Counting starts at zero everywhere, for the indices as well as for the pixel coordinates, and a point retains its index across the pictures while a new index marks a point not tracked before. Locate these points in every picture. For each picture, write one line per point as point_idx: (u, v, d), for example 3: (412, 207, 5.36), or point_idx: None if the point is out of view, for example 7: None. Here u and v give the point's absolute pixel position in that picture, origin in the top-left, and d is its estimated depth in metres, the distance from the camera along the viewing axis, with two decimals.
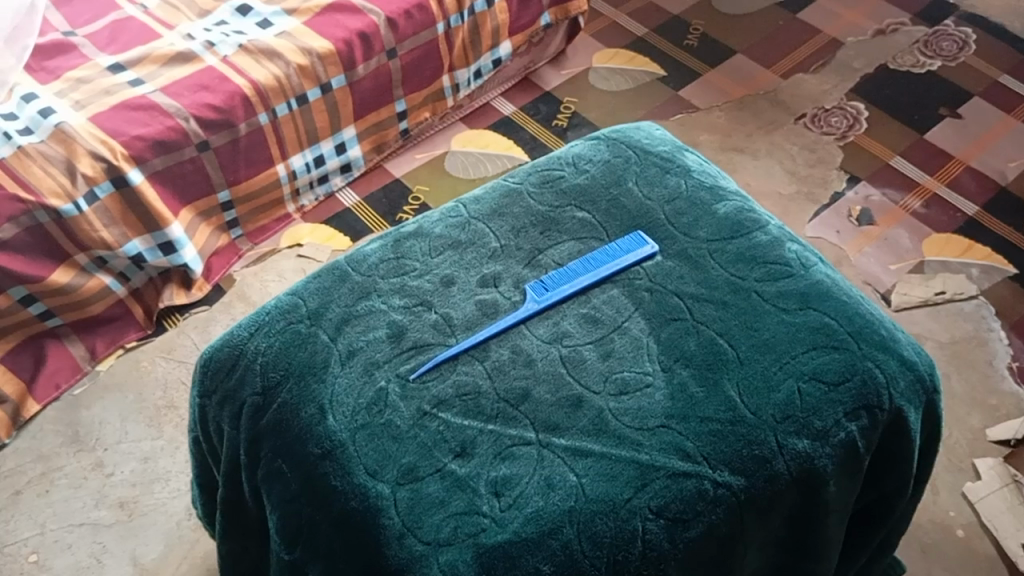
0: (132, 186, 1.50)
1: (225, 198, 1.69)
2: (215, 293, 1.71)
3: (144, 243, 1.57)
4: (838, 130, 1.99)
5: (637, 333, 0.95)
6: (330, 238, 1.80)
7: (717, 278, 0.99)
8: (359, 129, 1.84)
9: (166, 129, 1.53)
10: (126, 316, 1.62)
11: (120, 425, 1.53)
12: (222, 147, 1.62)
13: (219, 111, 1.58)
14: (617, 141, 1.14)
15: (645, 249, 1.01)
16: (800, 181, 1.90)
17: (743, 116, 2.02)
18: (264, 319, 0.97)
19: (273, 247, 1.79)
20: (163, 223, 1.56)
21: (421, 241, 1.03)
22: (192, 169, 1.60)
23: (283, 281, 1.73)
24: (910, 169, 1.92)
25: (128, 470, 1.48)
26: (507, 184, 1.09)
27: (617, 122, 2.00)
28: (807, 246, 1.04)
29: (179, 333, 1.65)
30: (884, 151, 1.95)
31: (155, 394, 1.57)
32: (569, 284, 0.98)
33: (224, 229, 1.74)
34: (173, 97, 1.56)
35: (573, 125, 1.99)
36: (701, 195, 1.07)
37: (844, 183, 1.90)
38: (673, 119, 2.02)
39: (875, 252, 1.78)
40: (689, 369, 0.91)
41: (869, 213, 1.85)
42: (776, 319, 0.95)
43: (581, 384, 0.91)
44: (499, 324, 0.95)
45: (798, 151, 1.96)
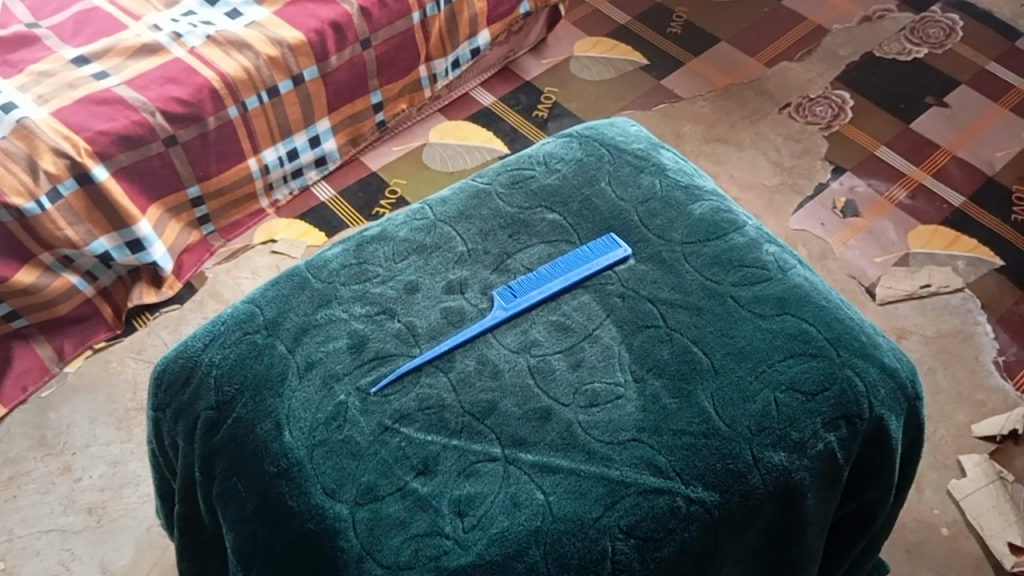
0: (97, 182, 1.45)
1: (195, 193, 1.63)
2: (186, 292, 1.65)
3: (111, 241, 1.51)
4: (823, 120, 1.95)
5: (608, 341, 0.91)
6: (305, 233, 1.74)
7: (692, 282, 0.95)
8: (333, 122, 1.78)
9: (131, 123, 1.48)
10: (94, 316, 1.56)
11: (89, 428, 1.48)
12: (191, 141, 1.57)
13: (186, 104, 1.53)
14: (590, 138, 1.09)
15: (617, 253, 0.97)
16: (784, 172, 1.87)
17: (728, 106, 1.98)
18: (219, 330, 0.94)
19: (247, 243, 1.73)
20: (130, 220, 1.51)
21: (384, 245, 0.99)
22: (160, 164, 1.55)
23: (257, 278, 1.67)
24: (896, 159, 1.88)
25: (98, 474, 1.43)
26: (475, 184, 1.05)
27: (599, 113, 1.96)
28: (786, 247, 1.01)
29: (150, 332, 1.59)
30: (869, 142, 1.91)
31: (125, 395, 1.51)
32: (538, 290, 0.94)
33: (196, 225, 1.67)
34: (139, 91, 1.51)
35: (554, 115, 1.95)
36: (676, 194, 1.03)
37: (828, 174, 1.87)
38: (657, 110, 1.97)
39: (860, 244, 1.75)
40: (662, 379, 0.88)
41: (855, 204, 1.81)
42: (752, 325, 0.92)
43: (549, 396, 0.87)
44: (464, 333, 0.91)
45: (783, 141, 1.92)
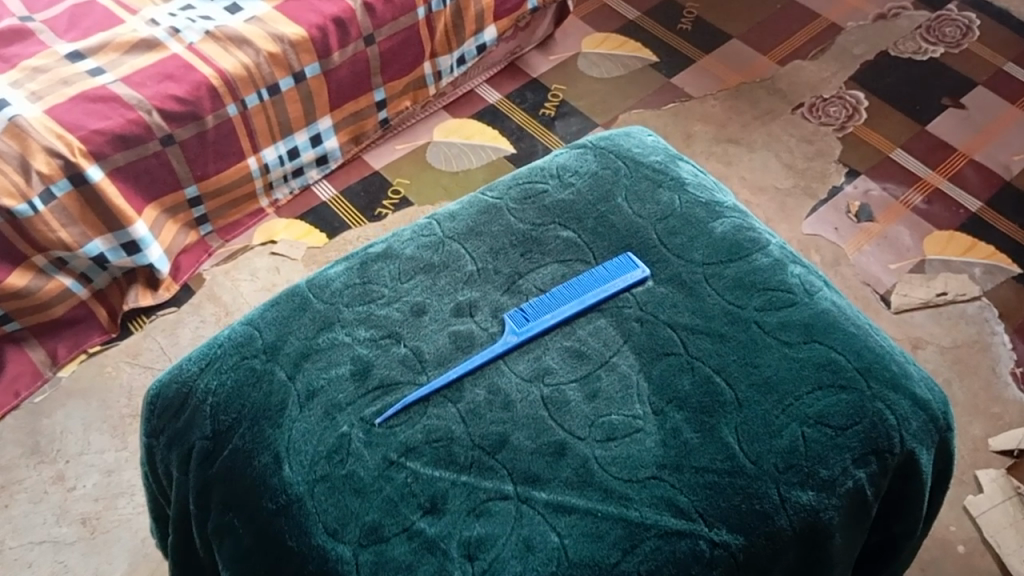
0: (91, 183, 1.40)
1: (193, 193, 1.58)
2: (184, 293, 1.59)
3: (106, 243, 1.46)
4: (837, 121, 1.89)
5: (625, 370, 0.86)
6: (305, 234, 1.68)
7: (714, 306, 0.90)
8: (335, 120, 1.72)
9: (128, 122, 1.43)
10: (89, 318, 1.51)
11: (83, 435, 1.43)
12: (188, 141, 1.51)
13: (184, 102, 1.47)
14: (606, 149, 1.04)
15: (634, 273, 0.92)
16: (797, 175, 1.81)
17: (738, 106, 1.93)
18: (216, 353, 0.89)
19: (246, 244, 1.67)
20: (126, 221, 1.45)
21: (390, 264, 0.94)
22: (157, 164, 1.49)
23: (257, 281, 1.62)
24: (910, 162, 1.83)
25: (92, 484, 1.38)
26: (485, 198, 1.00)
27: (607, 112, 1.90)
28: (812, 267, 0.96)
29: (146, 336, 1.53)
30: (884, 143, 1.86)
31: (120, 402, 1.46)
32: (551, 314, 0.89)
33: (194, 225, 1.62)
34: (136, 88, 1.45)
35: (561, 114, 1.89)
36: (696, 211, 0.98)
37: (842, 177, 1.81)
38: (666, 109, 1.92)
39: (875, 250, 1.70)
40: (683, 412, 0.83)
41: (869, 209, 1.76)
42: (778, 354, 0.87)
43: (564, 429, 0.82)
44: (473, 360, 0.87)
45: (795, 143, 1.87)
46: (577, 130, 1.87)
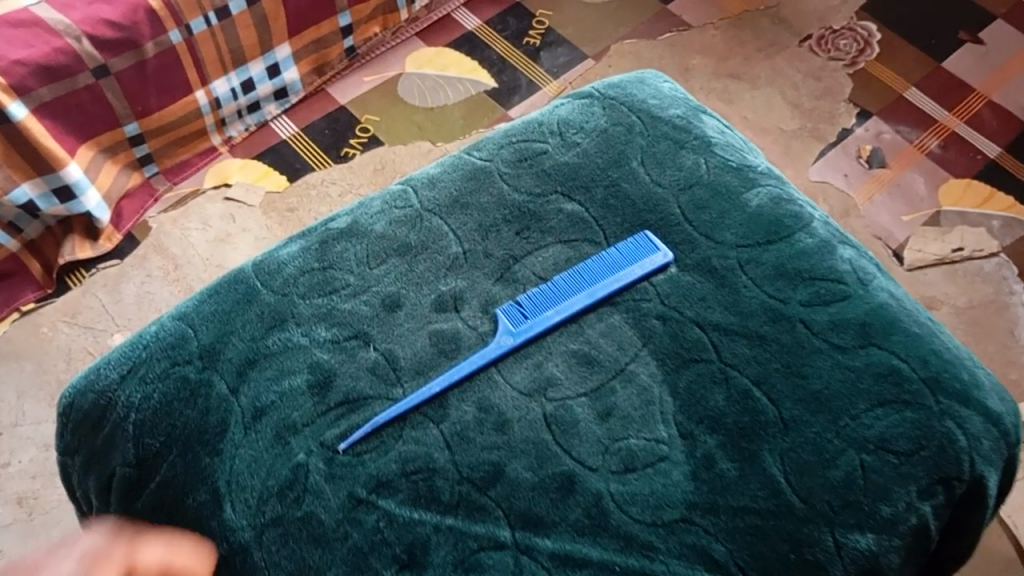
0: (13, 123, 1.09)
1: (135, 131, 1.25)
2: (128, 245, 1.26)
3: (35, 189, 1.15)
4: (847, 55, 1.53)
5: (645, 381, 0.70)
6: (263, 175, 1.33)
7: (750, 302, 0.74)
8: (295, 48, 1.36)
9: (52, 52, 1.11)
10: (22, 271, 1.21)
11: (16, 404, 1.14)
12: (126, 71, 1.19)
13: (118, 27, 1.15)
14: (616, 100, 0.86)
15: (654, 259, 0.75)
16: (804, 115, 1.47)
17: (741, 36, 1.56)
18: (140, 357, 0.72)
19: (196, 188, 1.32)
20: (55, 164, 1.14)
21: (355, 244, 0.76)
22: (89, 98, 1.17)
23: (209, 232, 1.27)
24: (927, 104, 1.48)
25: (28, 459, 1.11)
26: (472, 160, 0.82)
27: (598, 42, 1.53)
28: (864, 250, 0.80)
29: (85, 293, 1.22)
30: (896, 81, 1.50)
31: (58, 365, 1.16)
32: (556, 310, 0.73)
33: (137, 165, 1.28)
34: (60, 8, 1.13)
35: (547, 44, 1.51)
36: (727, 179, 0.81)
37: (853, 119, 1.47)
38: (661, 40, 1.55)
39: (887, 202, 1.39)
40: (717, 436, 0.68)
41: (881, 154, 1.43)
42: (829, 362, 0.72)
43: (571, 458, 0.67)
44: (460, 369, 0.71)
45: (803, 79, 1.51)
46: (565, 63, 1.49)
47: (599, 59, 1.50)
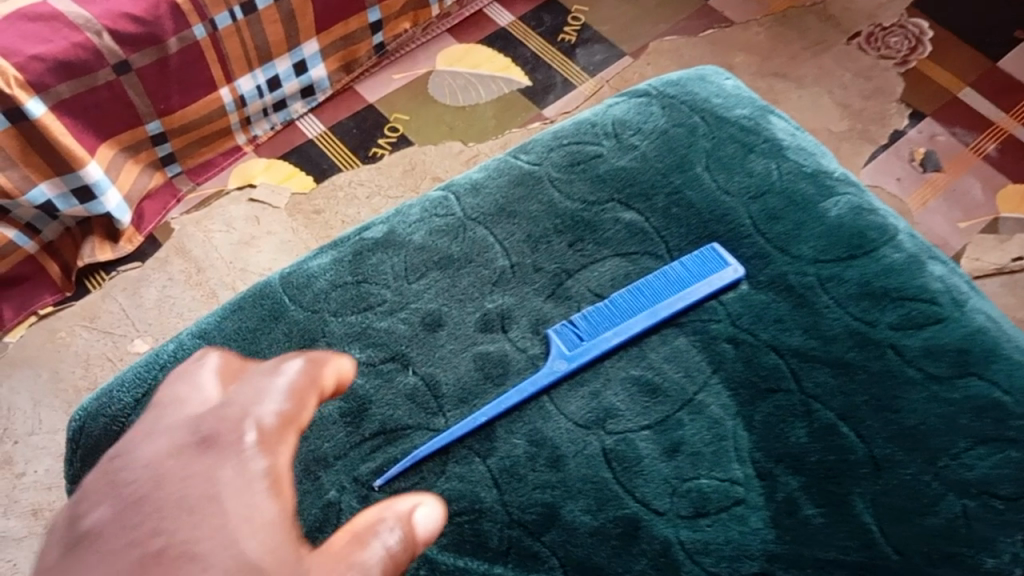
0: (31, 121, 0.98)
1: (157, 129, 1.14)
2: (150, 247, 1.17)
3: (53, 189, 1.05)
4: (898, 53, 1.33)
5: (715, 414, 0.63)
6: (289, 176, 1.23)
7: (833, 325, 0.66)
8: (322, 44, 1.24)
9: (70, 47, 0.99)
10: (38, 274, 1.10)
11: (31, 412, 1.06)
12: (148, 68, 1.08)
13: (141, 23, 1.03)
14: (676, 99, 0.79)
15: (724, 275, 0.68)
16: (853, 116, 1.28)
17: (785, 34, 1.36)
18: (157, 380, 0.65)
19: (220, 189, 1.22)
20: (75, 164, 1.03)
21: (392, 256, 0.70)
22: (109, 95, 1.06)
23: (233, 234, 1.18)
24: (984, 106, 1.28)
25: (45, 470, 1.03)
26: (519, 164, 0.75)
27: (633, 40, 1.36)
28: (955, 267, 0.72)
29: (104, 296, 1.13)
30: (951, 80, 1.30)
31: (75, 372, 1.08)
32: (615, 332, 0.66)
33: (159, 165, 1.17)
34: (79, 2, 1.00)
35: (583, 40, 1.36)
36: (801, 186, 0.73)
37: (905, 120, 1.27)
38: (701, 37, 1.37)
39: (943, 207, 1.20)
40: (799, 477, 0.61)
41: (935, 156, 1.24)
42: (924, 395, 0.64)
43: (635, 500, 0.60)
44: (509, 397, 0.63)
45: (851, 79, 1.31)
46: (603, 60, 1.34)
47: (637, 57, 1.35)
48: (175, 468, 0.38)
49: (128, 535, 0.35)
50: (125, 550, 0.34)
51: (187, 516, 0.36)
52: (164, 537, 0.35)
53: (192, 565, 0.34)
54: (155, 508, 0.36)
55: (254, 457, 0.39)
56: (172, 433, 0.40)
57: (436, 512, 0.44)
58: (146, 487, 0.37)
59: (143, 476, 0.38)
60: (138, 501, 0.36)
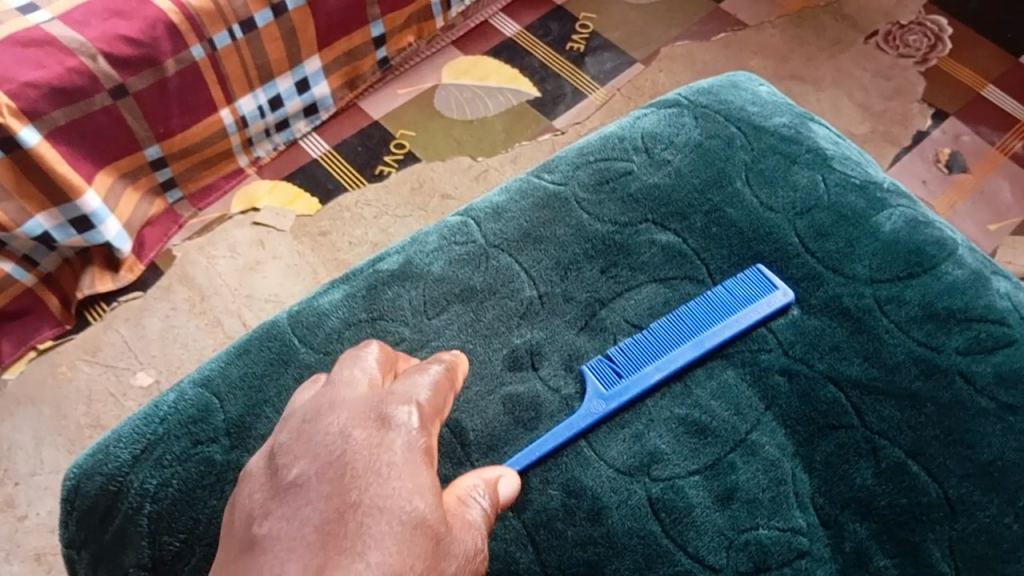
0: (25, 150, 0.93)
1: (156, 154, 1.08)
2: (151, 275, 1.11)
3: (51, 220, 0.99)
4: (918, 52, 1.26)
5: (771, 454, 0.57)
6: (293, 199, 1.17)
7: (895, 353, 0.60)
8: (326, 61, 1.19)
9: (64, 72, 0.94)
10: (38, 308, 1.04)
11: (32, 451, 1.00)
12: (147, 92, 1.02)
13: (138, 43, 0.98)
14: (709, 108, 0.73)
15: (774, 299, 0.62)
16: (875, 117, 1.20)
17: (801, 35, 1.30)
18: (156, 434, 0.59)
19: (223, 214, 1.16)
20: (72, 193, 0.98)
21: (410, 290, 0.64)
22: (106, 121, 1.00)
23: (237, 260, 1.13)
24: (1010, 105, 1.20)
25: (48, 511, 0.97)
26: (543, 184, 0.69)
27: (642, 47, 1.31)
28: (1022, 284, 0.66)
29: (106, 328, 1.07)
30: (972, 78, 1.23)
31: (78, 409, 1.02)
32: (658, 367, 0.60)
33: (159, 191, 1.11)
34: (73, 25, 0.96)
35: (592, 49, 1.30)
36: (851, 199, 0.67)
37: (928, 120, 1.20)
38: (714, 40, 1.30)
39: (972, 211, 1.12)
40: (868, 525, 0.55)
41: (960, 158, 1.16)
42: (999, 428, 0.58)
43: (688, 555, 0.54)
44: (544, 443, 0.57)
45: (871, 79, 1.24)
46: (613, 68, 1.29)
47: (648, 63, 1.29)
48: (361, 439, 0.42)
49: (324, 487, 0.39)
50: (326, 498, 0.39)
51: (376, 478, 0.40)
52: (358, 492, 0.39)
53: (380, 519, 0.38)
54: (350, 468, 0.40)
55: (417, 431, 0.44)
56: (355, 406, 0.45)
57: (512, 484, 0.51)
58: (338, 448, 0.42)
59: (334, 442, 0.42)
60: (335, 462, 0.41)
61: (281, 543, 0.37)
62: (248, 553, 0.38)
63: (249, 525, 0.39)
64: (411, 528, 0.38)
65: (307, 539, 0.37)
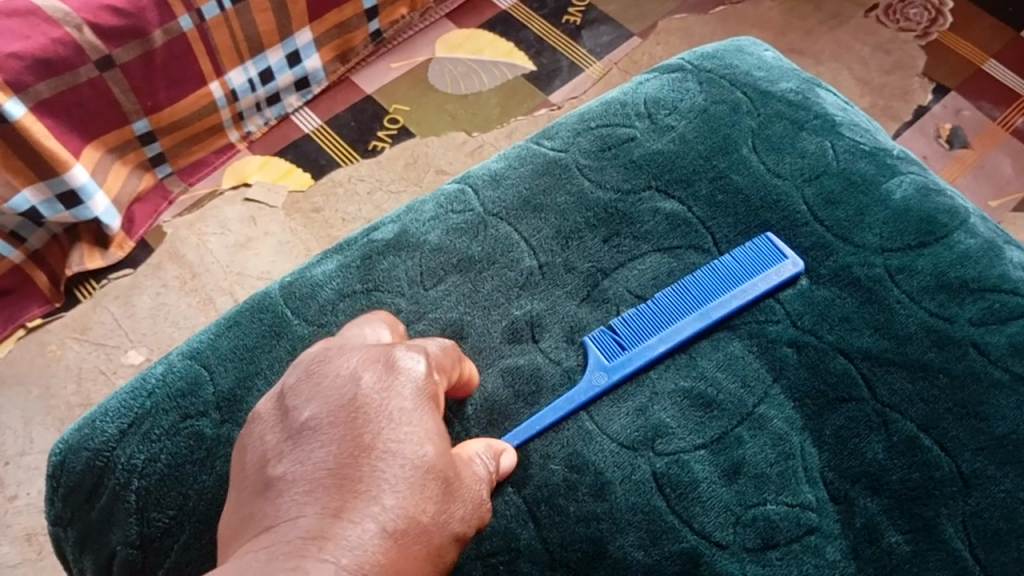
0: (10, 123, 0.90)
1: (145, 128, 1.05)
2: (141, 253, 1.08)
3: (37, 195, 0.96)
4: (918, 26, 1.23)
5: (780, 428, 0.56)
6: (286, 173, 1.14)
7: (907, 323, 0.59)
8: (318, 33, 1.15)
9: (48, 43, 0.91)
10: (24, 286, 1.02)
11: (20, 432, 0.97)
12: (134, 63, 0.99)
13: (123, 13, 0.95)
14: (713, 74, 0.71)
15: (782, 269, 0.60)
16: (876, 92, 1.18)
17: (800, 8, 1.27)
18: (143, 408, 0.57)
19: (213, 189, 1.13)
20: (59, 167, 0.95)
21: (406, 260, 0.62)
22: (92, 93, 0.97)
23: (229, 236, 1.10)
24: (1012, 79, 1.18)
25: (39, 492, 0.94)
26: (543, 151, 0.67)
27: (639, 20, 1.28)
28: None
29: (95, 306, 1.05)
30: (973, 52, 1.21)
31: (67, 388, 0.99)
32: (661, 340, 0.58)
33: (148, 166, 1.09)
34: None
35: (588, 22, 1.27)
36: (860, 166, 0.65)
37: (929, 95, 1.17)
38: (712, 14, 1.27)
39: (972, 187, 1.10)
40: (880, 500, 0.53)
41: (962, 132, 1.14)
42: (1013, 401, 0.56)
43: (693, 531, 0.52)
44: (544, 416, 0.56)
45: (872, 53, 1.22)
46: (610, 42, 1.26)
47: (645, 37, 1.26)
48: (372, 384, 0.42)
49: (336, 432, 0.40)
50: (340, 443, 0.39)
51: (389, 423, 0.41)
52: (372, 436, 0.40)
53: (393, 463, 0.40)
54: (363, 411, 0.40)
55: (422, 378, 0.44)
56: (363, 352, 0.44)
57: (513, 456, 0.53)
58: (348, 394, 0.41)
59: (344, 385, 0.42)
60: (347, 406, 0.41)
61: (297, 487, 0.38)
62: (265, 496, 0.39)
63: (263, 467, 0.40)
64: (422, 475, 0.40)
65: (322, 483, 0.38)
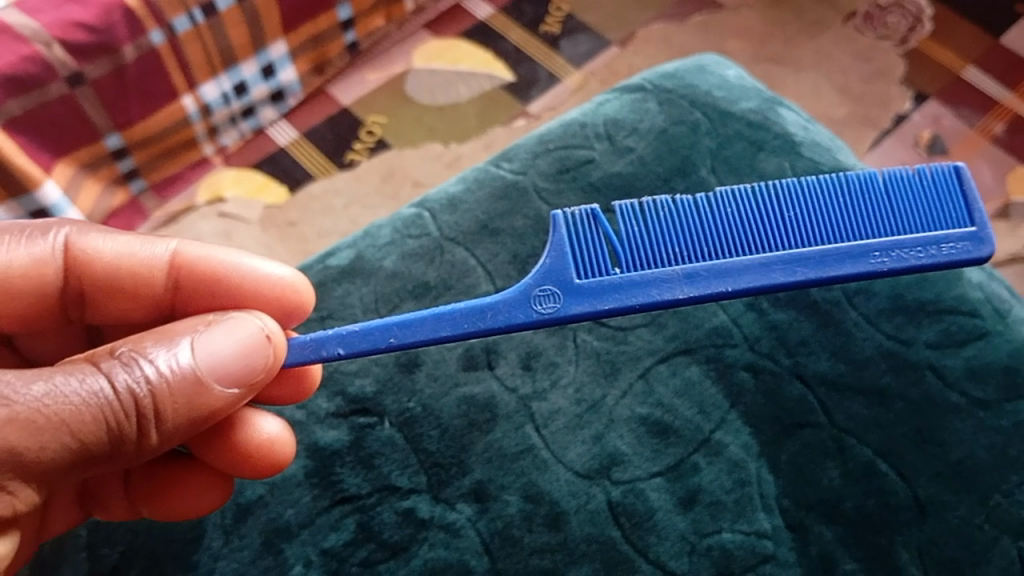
0: None
1: (118, 144, 0.97)
2: None
3: (7, 214, 0.89)
4: (896, 33, 1.15)
5: (736, 453, 0.55)
6: (261, 188, 1.08)
7: (864, 347, 0.58)
8: (293, 44, 1.07)
9: (17, 60, 0.83)
10: None
11: None
12: (105, 80, 0.91)
13: (96, 32, 0.87)
14: (674, 93, 0.70)
15: (951, 236, 0.49)
16: (855, 100, 1.11)
17: (780, 14, 1.19)
18: None
19: (188, 205, 1.06)
20: (28, 185, 0.88)
21: (360, 287, 0.62)
22: (64, 111, 0.89)
23: None
24: (988, 85, 1.10)
25: None
26: (500, 174, 0.67)
27: (617, 28, 1.20)
28: (993, 273, 0.64)
29: None
30: (952, 59, 1.12)
31: None
32: (711, 277, 0.48)
33: (121, 182, 1.01)
34: (26, 11, 0.84)
35: (567, 31, 1.19)
36: None
37: (908, 102, 1.10)
38: (691, 22, 1.20)
39: None
40: (834, 528, 0.53)
41: (941, 140, 1.07)
42: (970, 424, 0.56)
43: (648, 561, 0.52)
44: (425, 325, 0.48)
45: (850, 62, 1.14)
46: (589, 52, 1.18)
47: (625, 46, 1.18)
48: None
49: None
50: None
51: None
52: None
53: None
54: None
55: None
56: None
57: (211, 361, 0.45)
58: None
59: None
60: None
61: None
62: None
63: None
64: None
65: None
